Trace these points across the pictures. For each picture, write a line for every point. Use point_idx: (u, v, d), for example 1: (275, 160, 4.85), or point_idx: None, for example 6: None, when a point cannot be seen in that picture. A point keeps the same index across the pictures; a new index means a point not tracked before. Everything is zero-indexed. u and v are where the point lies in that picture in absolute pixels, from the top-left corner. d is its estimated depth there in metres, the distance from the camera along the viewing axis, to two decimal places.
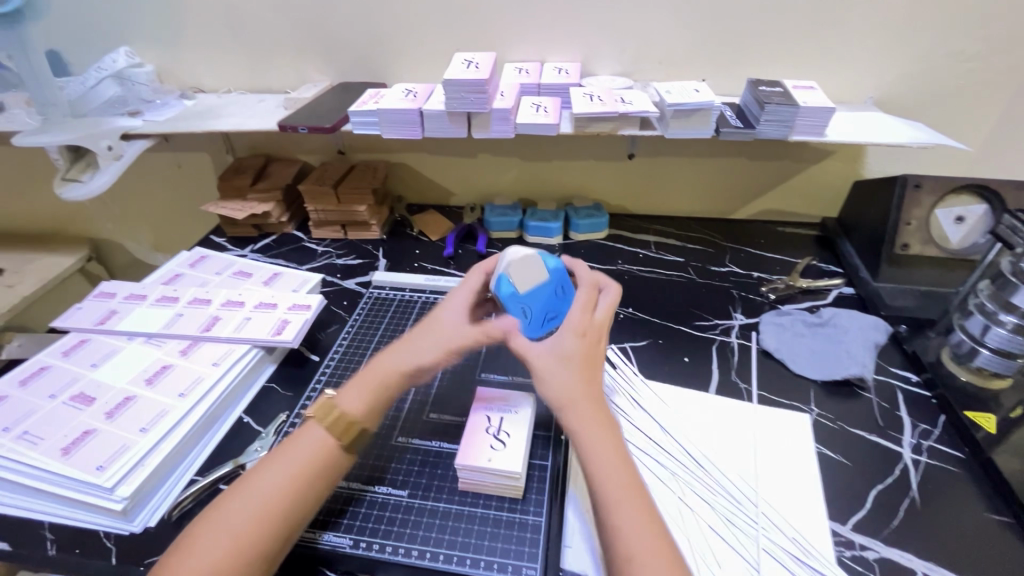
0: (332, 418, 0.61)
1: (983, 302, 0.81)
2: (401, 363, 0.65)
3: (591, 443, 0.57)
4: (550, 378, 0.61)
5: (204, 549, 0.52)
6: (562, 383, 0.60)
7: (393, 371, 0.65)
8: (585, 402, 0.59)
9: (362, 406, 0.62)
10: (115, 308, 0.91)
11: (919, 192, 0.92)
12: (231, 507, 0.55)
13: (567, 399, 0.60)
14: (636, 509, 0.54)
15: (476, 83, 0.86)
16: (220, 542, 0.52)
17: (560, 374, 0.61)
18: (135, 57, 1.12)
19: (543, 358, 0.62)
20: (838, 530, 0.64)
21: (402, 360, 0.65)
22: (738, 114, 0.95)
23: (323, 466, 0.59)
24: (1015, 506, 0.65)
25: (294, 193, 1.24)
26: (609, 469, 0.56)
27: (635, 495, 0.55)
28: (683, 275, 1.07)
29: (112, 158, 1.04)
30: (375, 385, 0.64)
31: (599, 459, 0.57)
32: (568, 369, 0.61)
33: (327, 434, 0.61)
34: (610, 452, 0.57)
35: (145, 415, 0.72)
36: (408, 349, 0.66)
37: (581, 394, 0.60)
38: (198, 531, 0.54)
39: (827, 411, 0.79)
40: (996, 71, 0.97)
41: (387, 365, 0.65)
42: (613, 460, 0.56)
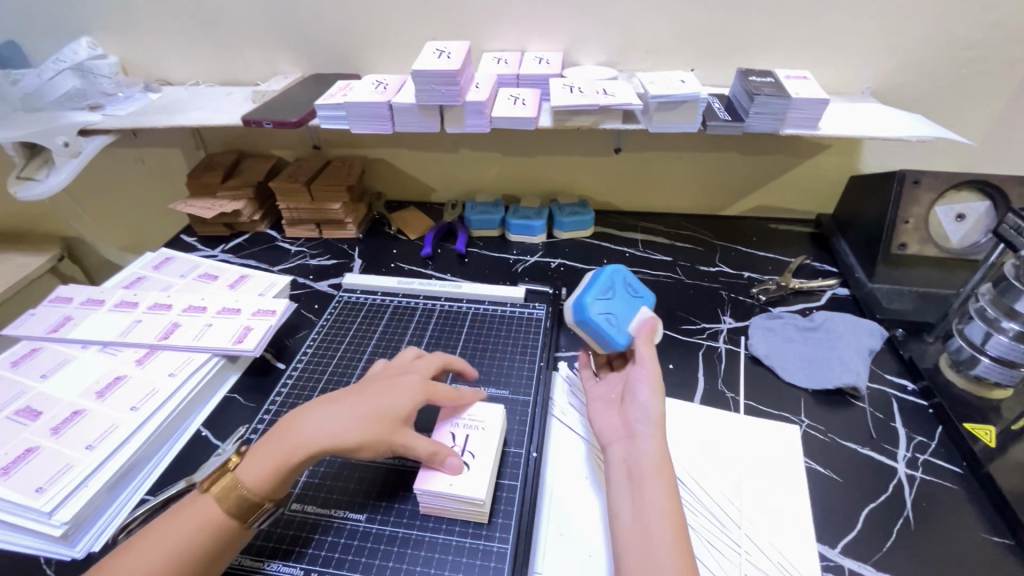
0: (229, 489, 0.55)
1: (983, 307, 0.76)
2: (318, 434, 0.58)
3: (655, 473, 0.56)
4: (648, 392, 0.63)
5: (179, 526, 0.53)
6: (654, 404, 0.62)
7: (304, 447, 0.57)
8: (659, 431, 0.60)
9: (259, 481, 0.55)
10: (71, 315, 0.86)
11: (918, 189, 0.87)
12: (211, 495, 0.55)
13: (653, 419, 0.61)
14: (667, 526, 0.53)
15: (448, 74, 0.81)
16: (186, 527, 0.53)
17: (655, 395, 0.63)
18: (96, 48, 1.08)
19: (645, 374, 0.64)
20: (826, 555, 0.60)
21: (319, 431, 0.58)
22: (727, 106, 0.90)
23: (227, 520, 0.54)
24: (1015, 527, 0.61)
25: (268, 190, 1.19)
26: (663, 501, 0.54)
27: (676, 521, 0.53)
28: (671, 275, 1.03)
29: (69, 155, 1.00)
30: (283, 458, 0.57)
31: (648, 484, 0.56)
32: (659, 390, 0.63)
33: (221, 501, 0.55)
34: (667, 483, 0.56)
35: (92, 431, 0.68)
36: (322, 416, 0.59)
37: (662, 419, 0.61)
38: (188, 506, 0.55)
39: (818, 422, 0.75)
40: (1001, 59, 0.92)
41: (303, 434, 0.58)
42: (664, 486, 0.56)
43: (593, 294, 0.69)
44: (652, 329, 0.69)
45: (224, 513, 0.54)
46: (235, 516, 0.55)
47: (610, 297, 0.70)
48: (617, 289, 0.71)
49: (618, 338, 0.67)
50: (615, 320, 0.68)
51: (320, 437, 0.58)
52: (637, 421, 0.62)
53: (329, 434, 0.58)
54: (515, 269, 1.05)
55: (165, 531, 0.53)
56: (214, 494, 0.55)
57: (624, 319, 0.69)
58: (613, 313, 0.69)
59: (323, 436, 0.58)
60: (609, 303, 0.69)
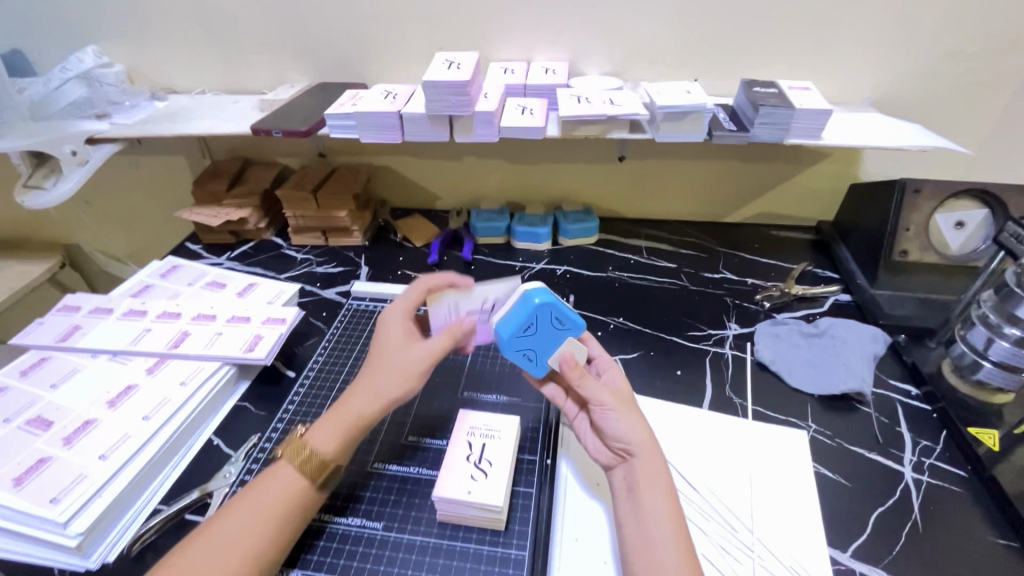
0: (303, 457, 0.58)
1: (985, 314, 0.77)
2: (374, 400, 0.62)
3: (653, 481, 0.57)
4: (615, 424, 0.61)
5: (252, 508, 0.55)
6: (629, 429, 0.60)
7: (370, 410, 0.62)
8: (649, 448, 0.59)
9: (336, 449, 0.60)
10: (80, 324, 0.86)
11: (918, 198, 0.89)
12: (281, 473, 0.58)
13: (635, 444, 0.59)
14: (671, 537, 0.53)
15: (458, 84, 0.82)
16: (259, 512, 0.55)
17: (627, 419, 0.61)
18: (102, 56, 1.06)
19: (605, 403, 0.61)
20: (838, 558, 0.61)
21: (374, 397, 0.62)
22: (731, 115, 0.91)
23: (308, 493, 0.58)
24: (1020, 530, 0.62)
25: (273, 198, 1.19)
26: (662, 508, 0.55)
27: (677, 529, 0.54)
28: (676, 282, 1.04)
29: (76, 163, 1.00)
30: (351, 427, 0.61)
31: (648, 492, 0.56)
32: (629, 413, 0.61)
33: (298, 474, 0.58)
34: (665, 490, 0.57)
35: (105, 440, 0.68)
36: (368, 385, 0.63)
37: (648, 439, 0.60)
38: (254, 490, 0.57)
39: (825, 427, 0.76)
40: (997, 71, 0.94)
41: (361, 407, 0.62)
42: (664, 496, 0.56)
43: (511, 332, 0.62)
44: (579, 365, 0.62)
45: (313, 487, 0.58)
46: (318, 485, 0.59)
47: (533, 334, 0.63)
48: (541, 325, 0.63)
49: (536, 370, 0.66)
50: (534, 354, 0.65)
51: (382, 397, 0.62)
52: (619, 446, 0.60)
53: (390, 395, 0.62)
54: (521, 276, 1.06)
55: (236, 520, 0.54)
56: (285, 468, 0.58)
57: (545, 353, 0.65)
58: (532, 348, 0.64)
59: (392, 395, 0.63)
60: (528, 339, 0.63)
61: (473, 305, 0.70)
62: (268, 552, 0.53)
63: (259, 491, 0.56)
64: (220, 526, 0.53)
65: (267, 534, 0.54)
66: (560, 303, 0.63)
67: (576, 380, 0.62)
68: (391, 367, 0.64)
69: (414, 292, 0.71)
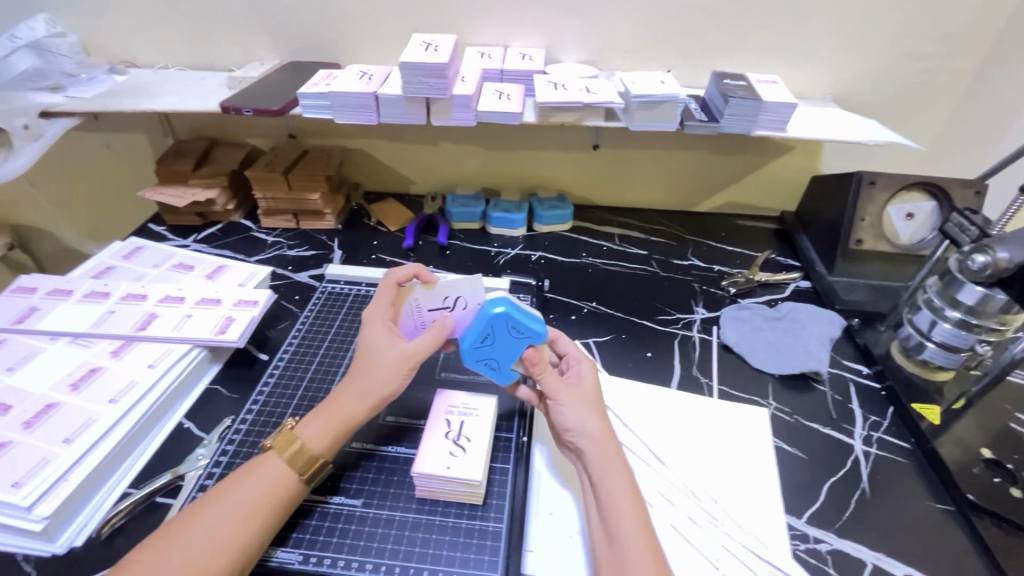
0: (295, 452, 0.58)
1: (931, 298, 0.83)
2: (365, 401, 0.62)
3: (606, 474, 0.58)
4: (570, 417, 0.62)
5: (235, 502, 0.54)
6: (581, 422, 0.61)
7: (358, 411, 0.62)
8: (602, 438, 0.60)
9: (328, 445, 0.60)
10: (37, 306, 0.83)
11: (874, 189, 0.93)
12: (269, 467, 0.57)
13: (586, 438, 0.61)
14: (628, 527, 0.54)
15: (436, 67, 0.82)
16: (244, 506, 0.54)
17: (580, 413, 0.62)
18: (55, 27, 1.03)
19: (559, 398, 0.63)
20: (794, 524, 0.65)
21: (363, 399, 0.62)
22: (703, 107, 0.94)
23: (298, 487, 0.58)
24: (956, 495, 0.68)
25: (242, 179, 1.16)
26: (617, 498, 0.56)
27: (635, 519, 0.55)
28: (647, 268, 1.07)
29: (30, 138, 0.95)
30: (340, 425, 0.61)
31: (603, 487, 0.57)
32: (585, 406, 0.62)
33: (289, 468, 0.57)
34: (621, 483, 0.57)
35: (70, 424, 0.66)
36: (358, 385, 0.63)
37: (602, 433, 0.61)
38: (238, 484, 0.56)
39: (784, 405, 0.80)
40: (946, 71, 1.00)
41: (350, 407, 0.62)
42: (621, 489, 0.57)
43: (469, 342, 0.64)
44: (541, 360, 0.64)
45: (303, 481, 0.58)
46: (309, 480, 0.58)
47: (490, 343, 0.64)
48: (499, 334, 0.63)
49: (502, 379, 0.66)
50: (497, 363, 0.65)
51: (373, 397, 0.62)
52: (574, 441, 0.62)
53: (381, 395, 0.62)
54: (497, 261, 1.07)
55: (213, 517, 0.53)
56: (271, 461, 0.57)
57: (508, 362, 0.65)
58: (493, 357, 0.65)
59: (382, 394, 0.63)
60: (489, 348, 0.64)
61: (436, 303, 0.70)
62: (249, 546, 0.53)
63: (246, 485, 0.55)
64: (198, 523, 0.52)
65: (251, 528, 0.53)
66: (517, 311, 0.63)
67: (537, 374, 0.64)
68: (381, 365, 0.63)
69: (387, 290, 0.71)
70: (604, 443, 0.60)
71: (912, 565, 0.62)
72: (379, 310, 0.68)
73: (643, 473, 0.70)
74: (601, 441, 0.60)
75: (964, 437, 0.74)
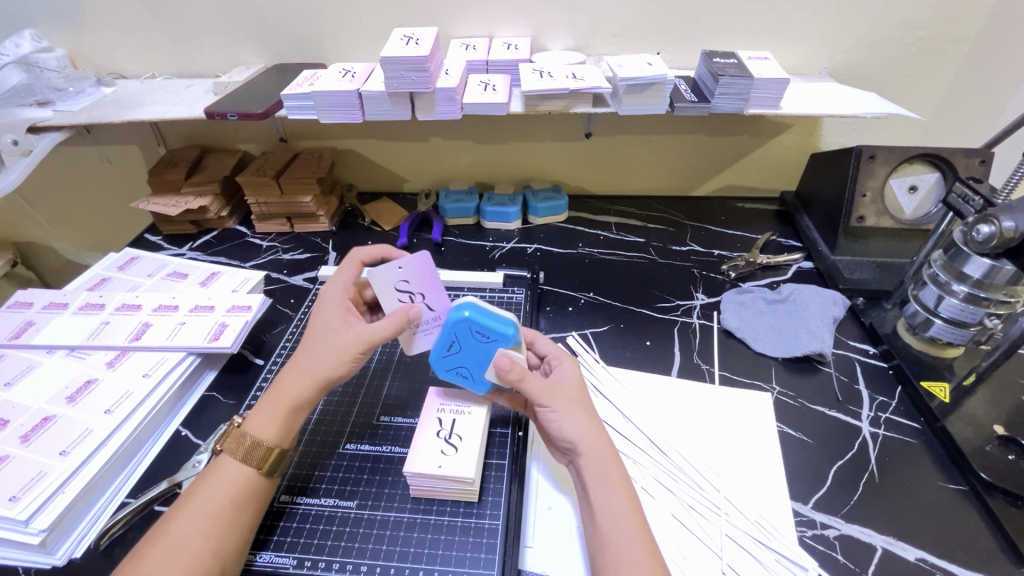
0: (244, 447, 0.57)
1: (936, 273, 0.79)
2: (309, 382, 0.61)
3: (603, 478, 0.56)
4: (559, 422, 0.59)
5: (198, 510, 0.53)
6: (570, 425, 0.58)
7: (306, 393, 0.61)
8: (595, 443, 0.58)
9: (278, 431, 0.59)
10: (33, 320, 0.83)
11: (874, 164, 0.91)
12: (223, 470, 0.57)
13: (576, 441, 0.58)
14: (630, 530, 0.53)
15: (417, 60, 0.80)
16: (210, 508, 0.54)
17: (569, 415, 0.59)
18: (41, 41, 1.01)
19: (547, 403, 0.59)
20: (800, 511, 0.64)
21: (309, 381, 0.61)
22: (693, 87, 0.92)
23: (256, 481, 0.57)
24: (969, 475, 0.66)
25: (235, 185, 1.15)
26: (617, 505, 0.54)
27: (635, 523, 0.53)
28: (644, 256, 1.05)
29: (20, 153, 0.96)
30: (287, 412, 0.60)
31: (598, 493, 0.55)
32: (574, 409, 0.59)
33: (243, 466, 0.57)
34: (617, 484, 0.56)
35: (66, 436, 0.66)
36: (301, 369, 0.61)
37: (594, 435, 0.58)
38: (198, 493, 0.55)
39: (788, 388, 0.78)
40: (946, 38, 0.97)
41: (294, 391, 0.60)
42: (616, 489, 0.55)
43: (437, 352, 0.63)
44: (515, 367, 0.58)
45: (259, 475, 0.57)
46: (267, 472, 0.58)
47: (457, 352, 0.62)
48: (465, 342, 0.62)
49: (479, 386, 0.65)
50: (468, 372, 0.64)
51: (317, 377, 0.61)
52: (565, 445, 0.59)
53: (324, 374, 0.61)
54: (492, 255, 1.06)
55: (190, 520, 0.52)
56: (226, 465, 0.57)
57: (478, 370, 0.63)
58: (462, 366, 0.63)
59: (328, 374, 0.61)
60: (457, 357, 0.63)
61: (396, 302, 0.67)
62: (227, 546, 0.52)
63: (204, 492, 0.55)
64: (166, 537, 0.52)
65: (219, 529, 0.53)
66: (479, 316, 0.60)
67: (518, 380, 0.59)
68: (328, 345, 0.61)
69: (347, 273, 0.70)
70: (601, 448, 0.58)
71: (924, 548, 0.60)
72: (336, 289, 0.68)
73: (644, 464, 0.69)
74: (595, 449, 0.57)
75: (977, 414, 0.72)
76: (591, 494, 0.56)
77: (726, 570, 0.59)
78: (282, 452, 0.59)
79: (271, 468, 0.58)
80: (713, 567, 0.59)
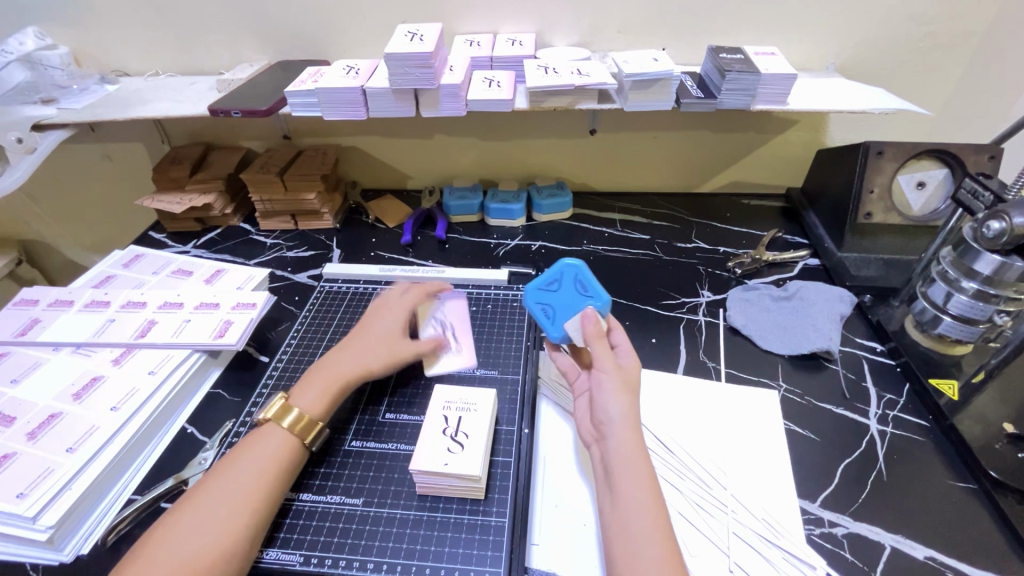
0: (294, 418, 0.62)
1: (945, 270, 0.79)
2: (357, 367, 0.69)
3: (630, 464, 0.55)
4: (606, 398, 0.60)
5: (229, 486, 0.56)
6: (614, 405, 0.59)
7: (351, 377, 0.68)
8: (633, 428, 0.58)
9: (321, 408, 0.64)
10: (38, 317, 0.83)
11: (882, 159, 0.90)
12: (269, 439, 0.60)
13: (615, 421, 0.59)
14: (649, 523, 0.52)
15: (421, 56, 0.80)
16: (246, 477, 0.57)
17: (617, 396, 0.60)
18: (45, 38, 1.03)
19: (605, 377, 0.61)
20: (808, 508, 0.63)
21: (356, 365, 0.69)
22: (699, 83, 0.91)
23: (297, 451, 0.61)
24: (978, 473, 0.65)
25: (238, 182, 1.15)
26: (639, 493, 0.54)
27: (656, 514, 0.53)
28: (649, 253, 1.04)
29: (24, 152, 0.95)
30: (337, 389, 0.66)
31: (621, 479, 0.55)
32: (623, 391, 0.60)
33: (289, 435, 0.61)
34: (642, 474, 0.55)
35: (72, 433, 0.66)
36: (352, 353, 0.70)
37: (632, 420, 0.59)
38: (234, 464, 0.58)
39: (795, 386, 0.78)
40: (956, 32, 0.96)
41: (345, 370, 0.68)
42: (640, 480, 0.54)
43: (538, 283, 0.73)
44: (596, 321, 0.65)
45: (301, 445, 0.62)
46: (308, 444, 0.62)
47: (553, 290, 0.71)
48: (566, 284, 0.71)
49: (551, 330, 0.69)
50: (550, 313, 0.70)
51: (364, 366, 0.69)
52: (603, 424, 0.60)
53: (371, 366, 0.69)
54: (497, 253, 1.06)
55: (223, 492, 0.55)
56: (272, 433, 0.61)
57: (559, 315, 0.69)
58: (550, 306, 0.70)
59: (370, 367, 0.69)
60: (549, 299, 0.71)
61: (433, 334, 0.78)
62: (250, 524, 0.54)
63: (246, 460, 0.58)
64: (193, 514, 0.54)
65: (247, 505, 0.55)
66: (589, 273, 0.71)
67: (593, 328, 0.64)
68: (383, 339, 0.72)
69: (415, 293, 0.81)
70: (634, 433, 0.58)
71: (933, 547, 0.60)
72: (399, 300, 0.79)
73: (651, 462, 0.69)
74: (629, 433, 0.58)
75: (986, 412, 0.71)
76: (615, 477, 0.55)
77: (734, 568, 0.59)
78: (322, 429, 0.64)
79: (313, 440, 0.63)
80: (721, 565, 0.59)
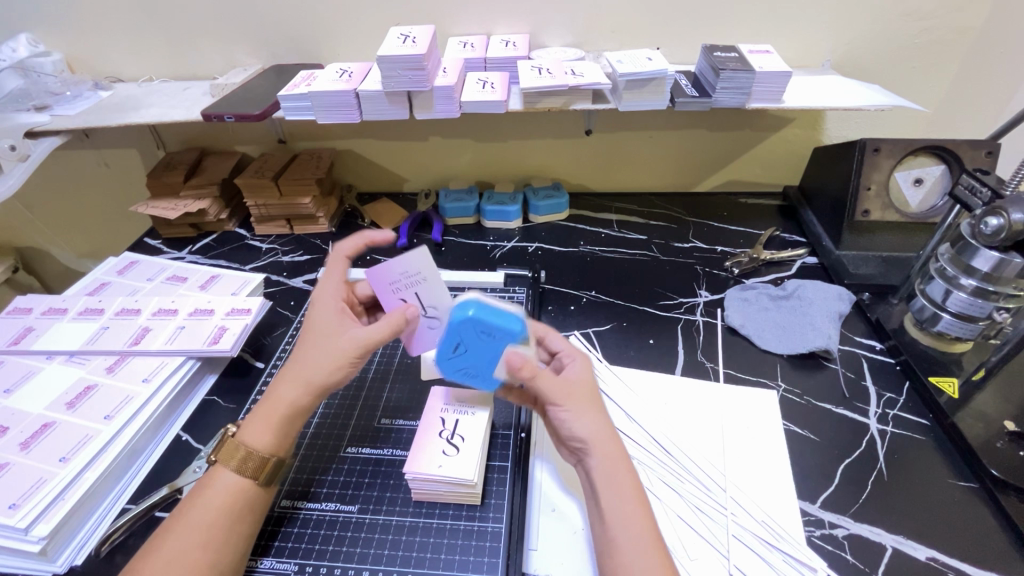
0: (240, 457, 0.56)
1: (943, 267, 0.78)
2: (304, 389, 0.59)
3: (613, 479, 0.55)
4: (569, 422, 0.57)
5: (196, 521, 0.52)
6: (582, 425, 0.57)
7: (300, 401, 0.59)
8: (603, 445, 0.56)
9: (272, 441, 0.58)
10: (32, 326, 0.83)
11: (878, 156, 0.90)
12: (219, 481, 0.56)
13: (588, 443, 0.56)
14: (637, 540, 0.51)
15: (414, 58, 0.79)
16: (209, 513, 0.53)
17: (581, 416, 0.57)
18: (38, 46, 1.04)
19: (559, 402, 0.58)
20: (808, 510, 0.63)
21: (303, 387, 0.59)
22: (694, 83, 0.90)
23: (252, 490, 0.56)
24: (979, 472, 0.65)
25: (234, 187, 1.15)
26: (625, 507, 0.53)
27: (646, 527, 0.52)
28: (646, 253, 1.04)
29: (17, 159, 0.95)
30: (283, 418, 0.59)
31: (606, 494, 0.54)
32: (585, 410, 0.58)
33: (238, 476, 0.56)
34: (625, 487, 0.54)
35: (66, 442, 0.65)
36: (299, 373, 0.60)
37: (605, 434, 0.57)
38: (193, 504, 0.54)
39: (794, 386, 0.77)
40: (952, 27, 0.95)
41: (289, 398, 0.59)
42: (624, 494, 0.54)
43: (442, 352, 0.61)
44: (525, 364, 0.56)
45: (255, 485, 0.56)
46: (263, 482, 0.57)
47: (464, 353, 0.61)
48: (470, 340, 0.60)
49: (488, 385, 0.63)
50: (476, 371, 0.62)
51: (312, 384, 0.59)
52: (576, 446, 0.58)
53: (321, 382, 0.60)
54: (493, 255, 1.05)
55: (185, 531, 0.52)
56: (222, 475, 0.56)
57: (487, 367, 0.61)
58: (470, 365, 0.62)
59: (324, 381, 0.60)
60: (464, 356, 0.61)
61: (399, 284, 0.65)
62: (221, 560, 0.52)
63: (200, 503, 0.54)
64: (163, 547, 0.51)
65: (217, 539, 0.52)
66: (487, 312, 0.59)
67: (530, 376, 0.57)
68: (321, 350, 0.60)
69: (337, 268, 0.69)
70: (611, 448, 0.56)
71: (934, 547, 0.59)
72: (332, 292, 0.67)
73: (648, 465, 0.68)
74: (601, 451, 0.56)
75: (987, 410, 0.71)
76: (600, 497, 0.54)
77: (733, 571, 0.58)
78: (278, 461, 0.57)
79: (267, 478, 0.57)
80: (719, 568, 0.59)
